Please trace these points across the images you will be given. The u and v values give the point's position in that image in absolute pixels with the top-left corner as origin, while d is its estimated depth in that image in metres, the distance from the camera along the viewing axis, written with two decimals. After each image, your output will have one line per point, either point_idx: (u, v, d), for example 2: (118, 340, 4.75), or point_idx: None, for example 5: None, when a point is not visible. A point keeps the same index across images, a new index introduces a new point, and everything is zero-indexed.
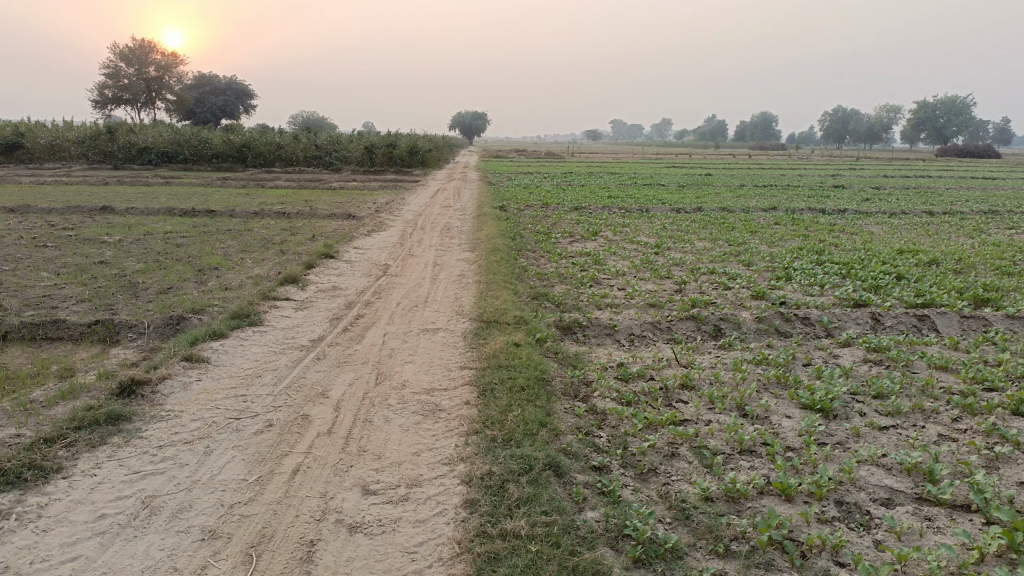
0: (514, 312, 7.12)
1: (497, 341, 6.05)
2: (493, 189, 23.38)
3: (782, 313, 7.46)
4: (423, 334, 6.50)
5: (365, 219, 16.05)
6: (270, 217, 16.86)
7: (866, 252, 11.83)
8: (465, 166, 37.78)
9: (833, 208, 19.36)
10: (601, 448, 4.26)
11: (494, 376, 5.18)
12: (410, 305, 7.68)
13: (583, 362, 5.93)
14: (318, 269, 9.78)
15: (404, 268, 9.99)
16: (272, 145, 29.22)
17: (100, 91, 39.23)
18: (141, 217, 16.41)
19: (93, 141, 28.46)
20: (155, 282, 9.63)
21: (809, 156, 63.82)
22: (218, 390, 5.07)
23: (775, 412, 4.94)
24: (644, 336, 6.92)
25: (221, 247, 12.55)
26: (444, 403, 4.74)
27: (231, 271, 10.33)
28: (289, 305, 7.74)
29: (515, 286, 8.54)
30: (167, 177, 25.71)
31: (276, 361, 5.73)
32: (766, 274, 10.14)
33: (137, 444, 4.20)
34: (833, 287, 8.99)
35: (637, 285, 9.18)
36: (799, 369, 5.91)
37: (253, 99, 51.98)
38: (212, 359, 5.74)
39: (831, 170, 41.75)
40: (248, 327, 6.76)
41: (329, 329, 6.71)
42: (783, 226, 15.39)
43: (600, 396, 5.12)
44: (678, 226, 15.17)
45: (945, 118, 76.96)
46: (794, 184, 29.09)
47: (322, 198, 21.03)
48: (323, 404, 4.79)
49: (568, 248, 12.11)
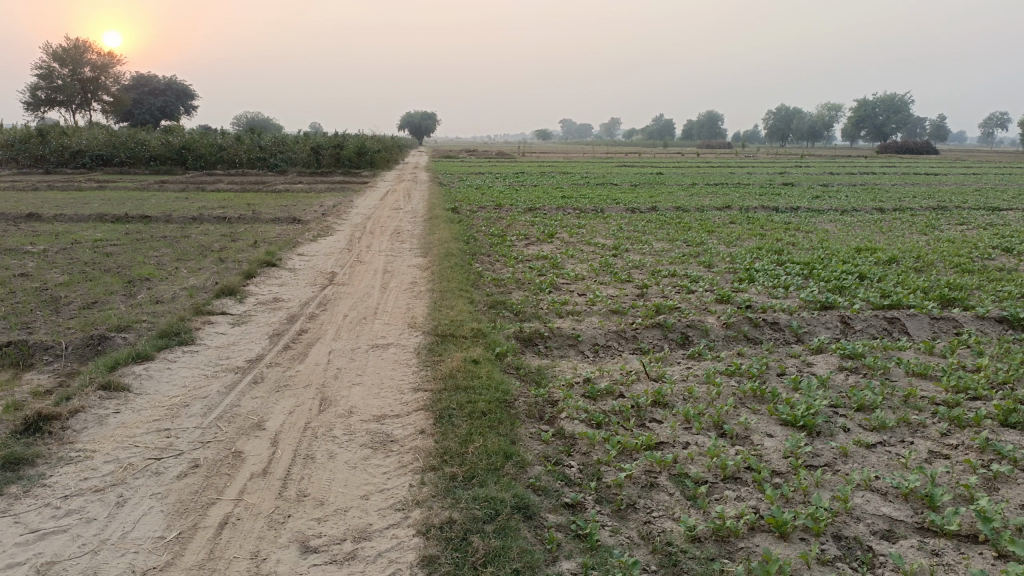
0: (470, 324, 6.64)
1: (453, 357, 5.58)
2: (445, 190, 22.82)
3: (750, 318, 7.13)
4: (373, 351, 5.99)
5: (312, 224, 15.39)
6: (210, 222, 16.07)
7: (825, 251, 11.68)
8: (414, 166, 37.08)
9: (786, 206, 19.35)
10: (572, 481, 3.83)
11: (452, 398, 4.71)
12: (358, 317, 7.16)
13: (547, 379, 5.50)
14: (259, 279, 9.17)
15: (352, 275, 9.44)
16: (214, 146, 28.16)
17: (32, 91, 37.27)
18: (71, 224, 15.46)
19: (22, 145, 27.04)
20: (81, 296, 8.90)
21: (756, 154, 64.76)
22: (139, 425, 4.49)
23: (756, 431, 4.58)
24: (609, 346, 6.53)
25: (156, 256, 11.78)
26: (396, 432, 4.25)
27: (165, 283, 9.63)
28: (225, 320, 7.13)
29: (470, 294, 8.07)
30: (102, 181, 24.49)
31: (207, 387, 5.16)
32: (728, 275, 9.85)
33: (36, 494, 3.61)
34: (797, 289, 8.74)
35: (598, 290, 8.79)
36: (775, 380, 5.57)
37: (194, 99, 50.37)
38: (135, 387, 5.13)
39: (781, 167, 42.16)
40: (178, 347, 6.16)
41: (268, 347, 6.14)
42: (739, 225, 15.24)
43: (567, 417, 4.69)
44: (634, 227, 14.89)
45: (884, 116, 79.02)
46: (746, 182, 29.21)
47: (266, 201, 20.23)
48: (257, 438, 4.25)
49: (523, 251, 11.69)
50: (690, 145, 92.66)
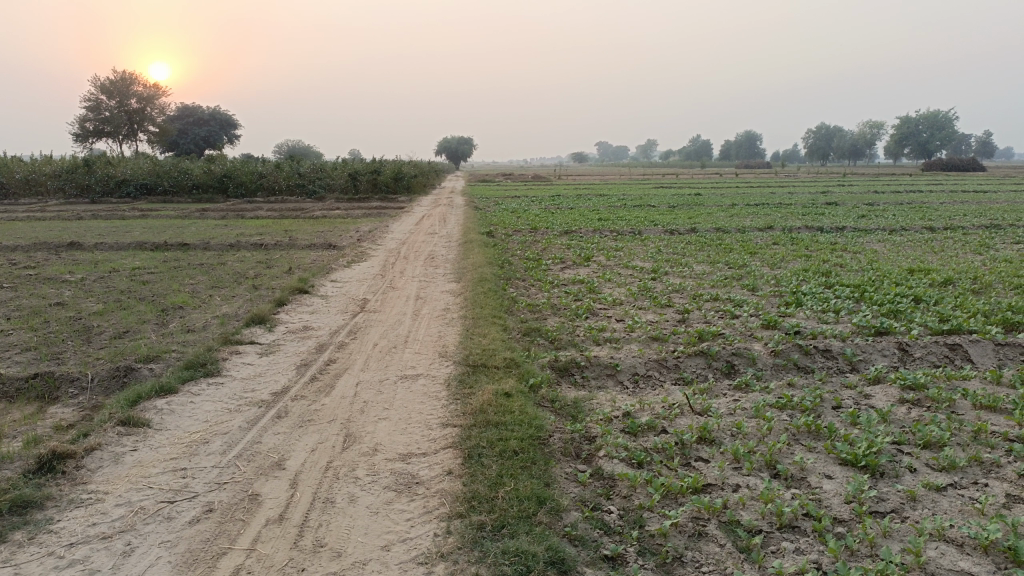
0: (504, 354, 6.35)
1: (485, 389, 5.30)
2: (480, 214, 22.71)
3: (800, 346, 6.74)
4: (401, 382, 5.74)
5: (346, 249, 15.32)
6: (247, 249, 16.12)
7: (875, 273, 11.19)
8: (451, 191, 37.15)
9: (831, 226, 18.80)
10: (611, 529, 3.51)
11: (482, 435, 4.43)
12: (389, 346, 6.93)
13: (584, 413, 5.18)
14: (290, 307, 9.02)
15: (384, 302, 9.26)
16: (254, 173, 28.50)
17: (81, 123, 38.40)
18: (111, 252, 15.61)
19: (70, 175, 27.68)
20: (114, 326, 8.84)
21: (796, 173, 63.83)
22: (155, 464, 4.28)
23: (813, 472, 4.21)
24: (650, 377, 6.19)
25: (190, 284, 11.75)
26: (422, 473, 3.98)
27: (197, 311, 9.55)
28: (253, 350, 6.96)
29: (504, 321, 7.81)
30: (145, 210, 24.90)
31: (230, 422, 4.96)
32: (773, 299, 9.44)
33: (41, 541, 3.40)
34: (849, 313, 8.30)
35: (637, 315, 8.46)
36: (831, 414, 5.18)
37: (236, 128, 51.40)
38: (155, 423, 4.94)
39: (823, 186, 41.30)
40: (203, 378, 5.99)
41: (295, 379, 5.94)
42: (782, 246, 14.78)
43: (606, 456, 4.37)
44: (674, 249, 14.53)
45: (928, 133, 77.38)
46: (788, 201, 28.62)
47: (303, 227, 20.33)
48: (276, 479, 4.01)
49: (559, 275, 11.41)
50: (728, 165, 91.76)
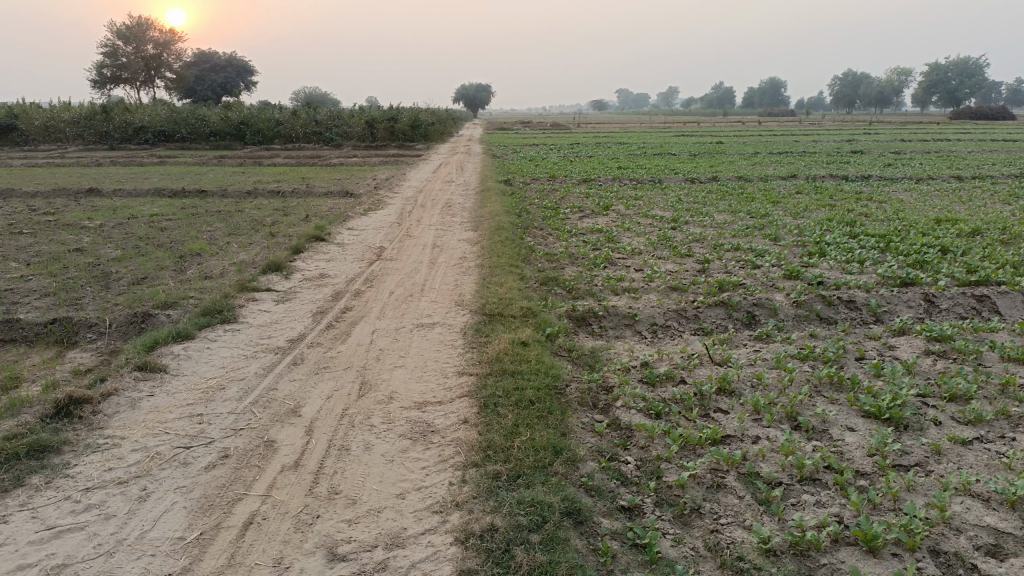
0: (521, 303, 6.28)
1: (501, 339, 5.24)
2: (498, 162, 22.45)
3: (823, 296, 6.61)
4: (418, 330, 5.69)
5: (363, 197, 15.20)
6: (264, 196, 16.06)
7: (901, 222, 10.94)
8: (469, 139, 36.72)
9: (856, 175, 18.39)
10: (628, 480, 3.46)
11: (499, 384, 4.38)
12: (405, 294, 6.87)
13: (602, 363, 5.12)
14: (307, 254, 8.98)
15: (400, 250, 9.19)
16: (271, 121, 28.28)
17: (98, 70, 38.19)
18: (130, 199, 15.60)
19: (88, 122, 27.63)
20: (132, 272, 8.84)
21: (822, 120, 62.49)
22: (172, 410, 4.28)
23: (836, 424, 4.13)
24: (669, 327, 6.10)
25: (208, 231, 11.73)
26: (438, 421, 3.94)
27: (214, 258, 9.53)
28: (269, 297, 6.93)
29: (521, 270, 7.71)
30: (163, 157, 24.85)
31: (246, 368, 4.95)
32: (796, 248, 9.26)
33: (57, 485, 3.41)
34: (874, 264, 8.11)
35: (656, 265, 8.33)
36: (854, 366, 5.08)
37: (253, 75, 50.93)
38: (172, 369, 4.94)
39: (848, 134, 40.31)
40: (219, 325, 5.97)
41: (311, 326, 5.91)
42: (806, 195, 14.50)
43: (624, 407, 4.31)
44: (694, 198, 14.28)
45: (958, 80, 75.23)
46: (812, 150, 28.06)
47: (320, 174, 20.21)
48: (291, 426, 3.99)
49: (578, 224, 11.25)
50: (751, 113, 89.94)
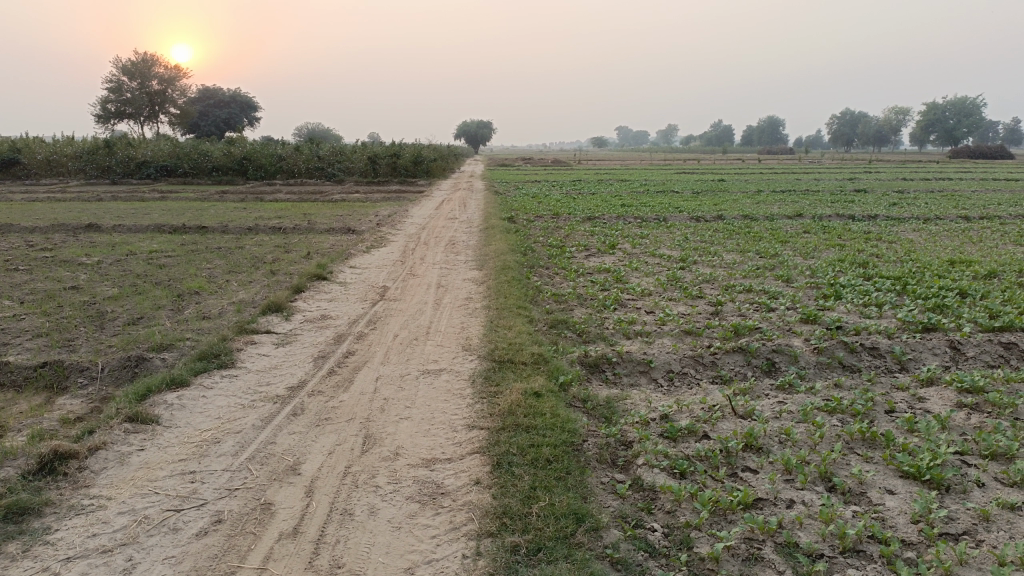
0: (531, 348, 6.02)
1: (513, 388, 4.97)
2: (501, 199, 22.33)
3: (845, 343, 6.36)
4: (424, 378, 5.43)
5: (366, 234, 15.02)
6: (265, 232, 15.88)
7: (915, 264, 10.73)
8: (471, 175, 36.70)
9: (862, 214, 18.26)
10: (656, 552, 3.18)
11: (512, 440, 4.11)
12: (410, 337, 6.62)
13: (619, 415, 4.85)
14: (308, 293, 8.74)
15: (404, 290, 8.96)
16: (274, 156, 28.28)
17: (103, 105, 38.34)
18: (129, 235, 15.42)
19: (91, 156, 27.62)
20: (128, 312, 8.60)
21: (822, 158, 62.77)
22: (163, 467, 4.01)
23: (873, 486, 3.87)
24: (686, 374, 5.85)
25: (207, 268, 11.51)
26: (447, 482, 3.67)
27: (213, 297, 9.29)
28: (269, 340, 6.68)
29: (529, 312, 7.47)
30: (164, 192, 24.77)
31: (244, 419, 4.68)
32: (810, 290, 9.03)
33: (35, 554, 3.13)
34: (892, 308, 7.88)
35: (667, 307, 8.09)
36: (885, 420, 4.82)
37: (257, 110, 51.21)
38: (165, 419, 4.67)
39: (850, 173, 40.32)
40: (216, 370, 5.72)
41: (312, 372, 5.65)
42: (813, 235, 14.33)
43: (645, 465, 4.04)
44: (701, 237, 14.09)
45: (955, 119, 75.78)
46: (815, 188, 28.04)
47: (322, 210, 20.08)
48: (290, 486, 3.72)
49: (584, 263, 11.04)
50: (751, 151, 90.52)
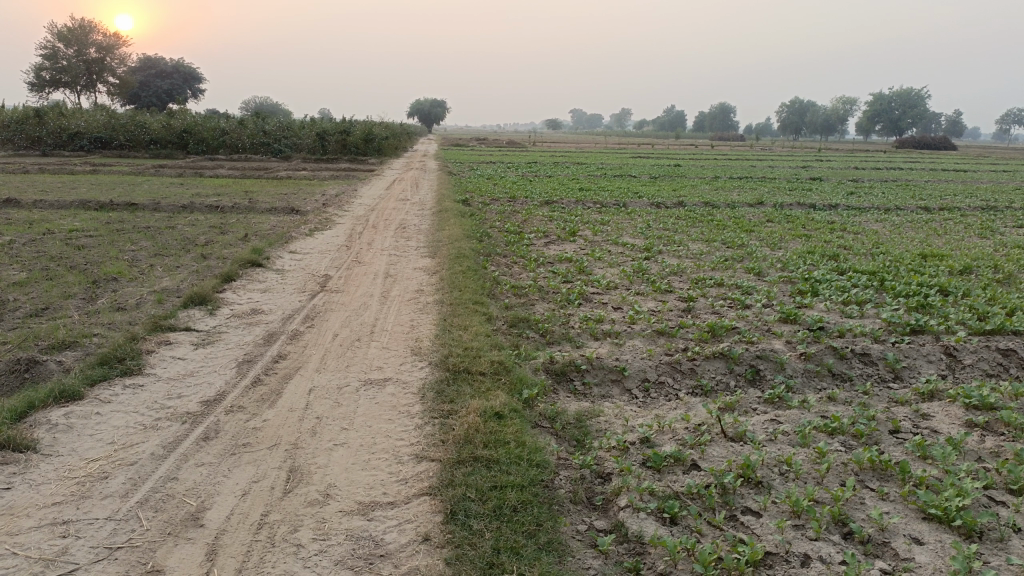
0: (489, 354, 5.30)
1: (469, 407, 4.24)
2: (454, 180, 21.47)
3: (834, 348, 5.78)
4: (365, 390, 4.67)
5: (310, 215, 14.07)
6: (201, 211, 14.78)
7: (887, 258, 10.28)
8: (422, 154, 35.62)
9: (823, 203, 17.95)
10: None
11: (470, 480, 3.41)
12: (351, 338, 5.84)
13: (592, 437, 4.17)
14: (240, 283, 7.87)
15: (347, 280, 8.14)
16: (216, 130, 26.81)
17: (37, 72, 36.08)
18: (50, 211, 14.15)
19: (19, 126, 25.81)
20: (32, 301, 7.57)
21: (774, 146, 63.28)
22: (29, 514, 3.17)
23: (898, 535, 3.27)
24: (662, 385, 5.20)
25: (132, 250, 10.46)
26: (389, 539, 2.95)
27: (133, 284, 8.32)
28: (188, 339, 5.81)
29: (486, 308, 6.75)
30: (97, 165, 23.23)
31: (143, 445, 3.86)
32: (784, 286, 8.49)
33: None
34: (874, 306, 7.38)
35: (635, 303, 7.45)
36: (893, 444, 4.24)
37: (201, 82, 49.05)
38: (44, 446, 3.81)
39: (803, 161, 40.41)
40: (118, 379, 4.85)
41: (232, 382, 4.82)
42: (778, 224, 13.88)
43: (630, 508, 3.36)
44: (664, 224, 13.53)
45: (900, 110, 77.03)
46: (771, 175, 27.88)
47: (265, 188, 18.94)
48: (189, 544, 2.94)
49: (544, 251, 10.33)
50: (703, 136, 90.94)
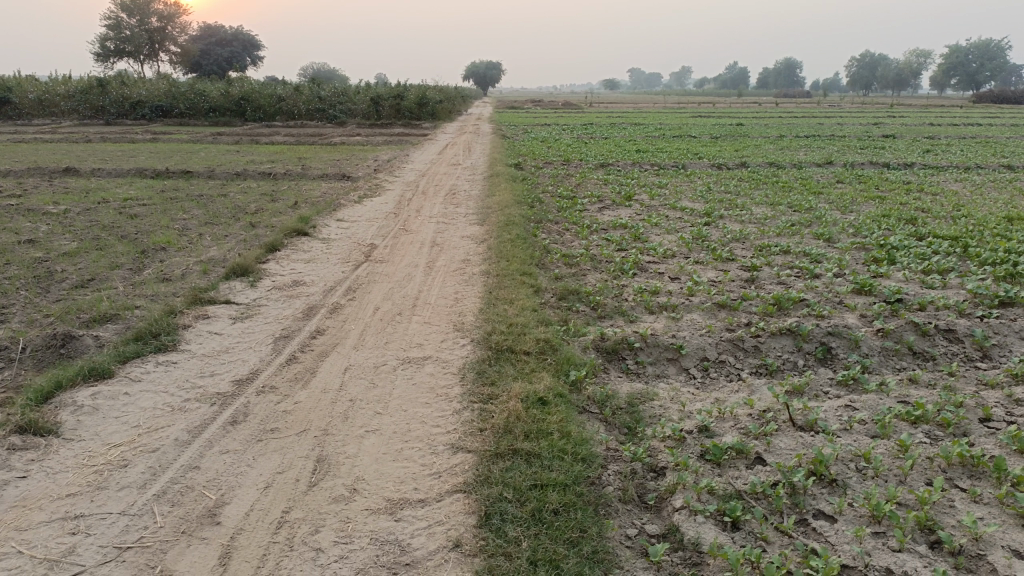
0: (535, 331, 4.97)
1: (511, 392, 3.94)
2: (507, 143, 21.03)
3: (916, 324, 5.27)
4: (403, 369, 4.41)
5: (361, 182, 13.87)
6: (254, 178, 14.76)
7: (971, 221, 9.52)
8: (477, 118, 35.22)
9: (897, 162, 16.96)
10: None
11: (508, 478, 3.13)
12: (393, 312, 5.58)
13: (645, 425, 3.82)
14: (284, 252, 7.69)
15: (394, 249, 7.89)
16: (273, 97, 26.87)
17: (101, 43, 36.70)
18: (108, 180, 14.28)
19: (84, 96, 26.30)
20: (80, 271, 7.52)
21: (841, 102, 60.50)
22: (42, 506, 2.99)
23: (996, 546, 2.84)
24: (723, 364, 4.81)
25: (182, 219, 10.42)
26: (415, 544, 2.70)
27: (180, 254, 8.23)
28: (227, 313, 5.64)
29: (535, 279, 6.40)
30: (157, 133, 23.51)
31: (168, 429, 3.67)
32: (857, 253, 7.90)
33: None
34: (957, 275, 6.78)
35: (695, 272, 7.00)
36: (986, 435, 3.77)
37: (259, 49, 49.38)
38: (67, 430, 3.65)
39: (874, 118, 38.50)
40: (152, 356, 4.69)
41: (267, 360, 4.61)
42: (848, 185, 13.10)
43: (684, 509, 3.01)
44: (725, 187, 12.90)
45: (979, 62, 72.72)
46: (839, 133, 26.62)
47: (319, 155, 18.84)
48: (203, 544, 2.74)
49: (598, 217, 9.90)
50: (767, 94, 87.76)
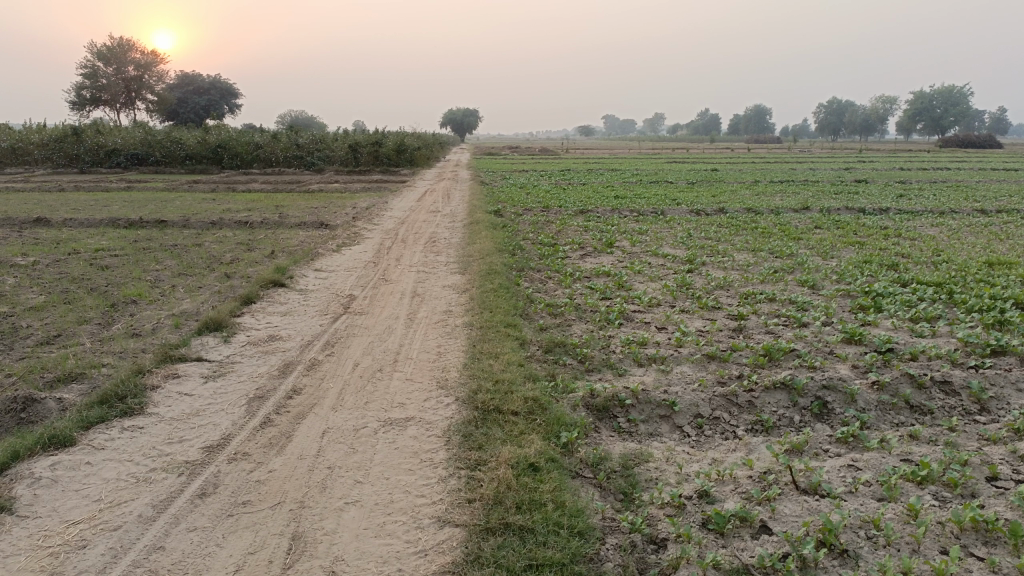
0: (522, 388, 4.77)
1: (500, 458, 3.74)
2: (486, 190, 21.01)
3: (911, 376, 5.14)
4: (384, 431, 4.19)
5: (339, 230, 13.70)
6: (230, 227, 14.53)
7: (952, 267, 9.53)
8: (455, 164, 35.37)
9: (872, 206, 17.14)
10: None
11: (500, 556, 2.91)
12: (373, 368, 5.36)
13: (642, 490, 3.62)
14: (260, 305, 7.46)
15: (373, 300, 7.69)
16: (250, 144, 26.78)
17: (77, 91, 36.55)
18: (79, 230, 13.99)
19: (58, 144, 26.03)
20: (46, 327, 7.23)
21: (812, 147, 61.76)
22: None
23: None
24: (718, 421, 4.63)
25: (155, 270, 10.16)
26: None
27: (152, 307, 7.97)
28: (199, 371, 5.39)
29: (519, 331, 6.22)
30: (132, 182, 23.25)
31: (131, 504, 3.41)
32: (842, 300, 7.83)
33: None
34: (945, 323, 6.71)
35: (681, 322, 6.87)
36: (996, 496, 3.60)
37: (237, 97, 49.51)
38: (22, 505, 3.38)
39: (846, 163, 39.22)
40: (117, 420, 4.43)
41: (240, 423, 4.36)
42: (826, 231, 13.17)
43: None
44: (705, 233, 12.88)
45: (943, 108, 74.76)
46: (813, 178, 27.02)
47: (296, 202, 18.68)
48: None
49: (580, 265, 9.79)
50: (739, 140, 89.39)
